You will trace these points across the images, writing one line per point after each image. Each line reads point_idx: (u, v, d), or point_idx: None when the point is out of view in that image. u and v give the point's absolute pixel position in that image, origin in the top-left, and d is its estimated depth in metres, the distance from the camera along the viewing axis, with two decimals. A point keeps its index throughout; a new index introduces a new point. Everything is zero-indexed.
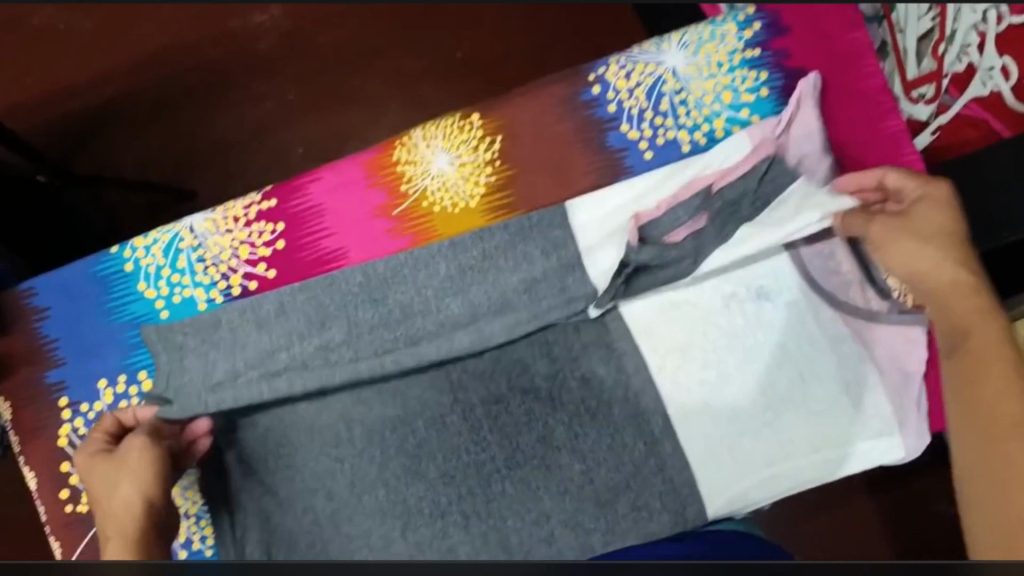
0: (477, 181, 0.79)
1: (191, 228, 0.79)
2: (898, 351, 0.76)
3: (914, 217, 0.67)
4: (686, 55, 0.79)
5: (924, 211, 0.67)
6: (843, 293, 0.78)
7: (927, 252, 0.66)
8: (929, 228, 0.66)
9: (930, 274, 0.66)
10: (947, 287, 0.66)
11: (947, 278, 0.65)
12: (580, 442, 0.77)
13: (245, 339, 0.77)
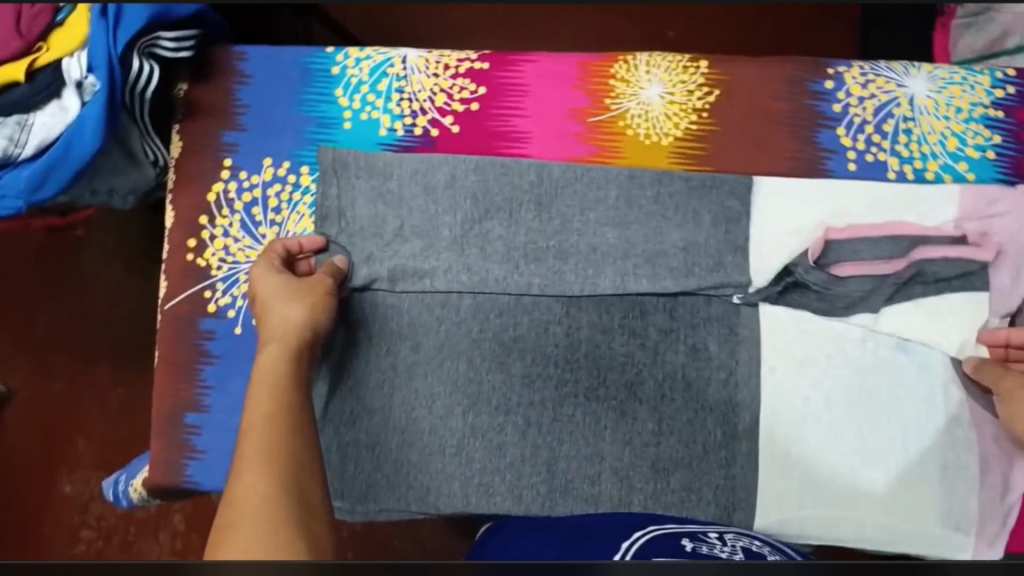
0: (677, 123, 0.78)
1: (403, 60, 0.81)
2: (1008, 456, 0.74)
3: None
4: (930, 88, 0.77)
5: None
6: (982, 379, 0.75)
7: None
8: None
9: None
10: None
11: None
12: (663, 405, 0.76)
13: (408, 188, 0.79)
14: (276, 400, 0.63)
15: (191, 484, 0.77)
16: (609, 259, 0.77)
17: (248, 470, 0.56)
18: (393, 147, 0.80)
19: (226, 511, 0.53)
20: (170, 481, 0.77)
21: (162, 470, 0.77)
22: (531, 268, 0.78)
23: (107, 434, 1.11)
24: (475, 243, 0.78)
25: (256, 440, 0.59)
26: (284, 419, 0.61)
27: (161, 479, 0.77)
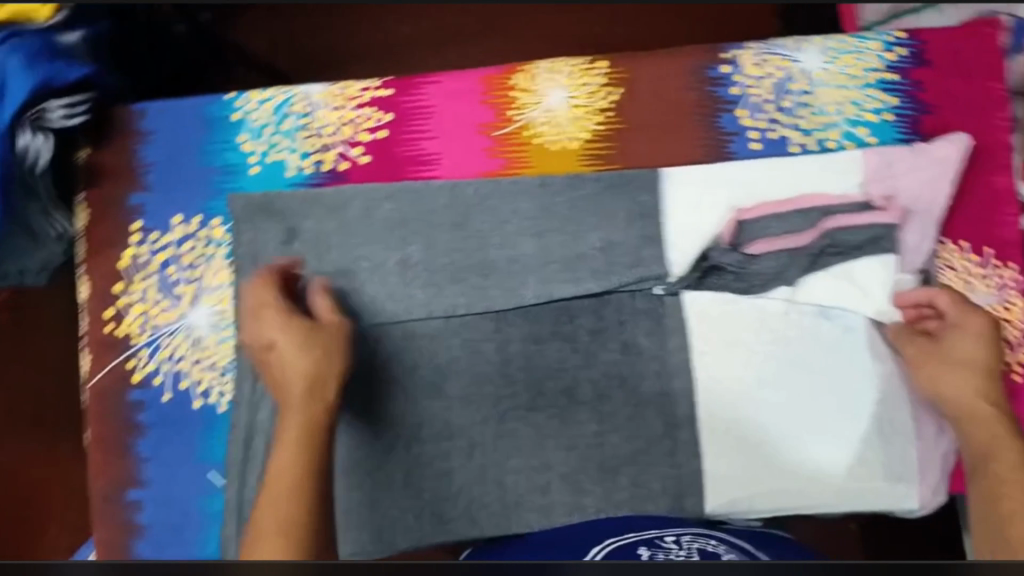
0: (584, 126, 0.78)
1: (306, 96, 0.80)
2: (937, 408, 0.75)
3: (950, 341, 0.73)
4: (823, 60, 0.77)
5: (962, 340, 0.73)
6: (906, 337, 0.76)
7: (962, 374, 0.71)
8: (960, 351, 0.72)
9: (959, 392, 0.71)
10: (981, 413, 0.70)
11: (974, 402, 0.70)
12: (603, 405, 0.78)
13: (322, 233, 0.78)
14: (270, 480, 0.67)
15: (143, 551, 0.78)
16: (529, 272, 0.77)
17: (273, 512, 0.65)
18: (303, 186, 0.79)
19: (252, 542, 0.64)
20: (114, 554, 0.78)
21: (108, 541, 0.79)
22: (454, 294, 0.78)
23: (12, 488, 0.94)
24: (396, 271, 0.78)
25: (266, 520, 0.64)
26: (289, 520, 0.64)
27: (105, 553, 0.78)
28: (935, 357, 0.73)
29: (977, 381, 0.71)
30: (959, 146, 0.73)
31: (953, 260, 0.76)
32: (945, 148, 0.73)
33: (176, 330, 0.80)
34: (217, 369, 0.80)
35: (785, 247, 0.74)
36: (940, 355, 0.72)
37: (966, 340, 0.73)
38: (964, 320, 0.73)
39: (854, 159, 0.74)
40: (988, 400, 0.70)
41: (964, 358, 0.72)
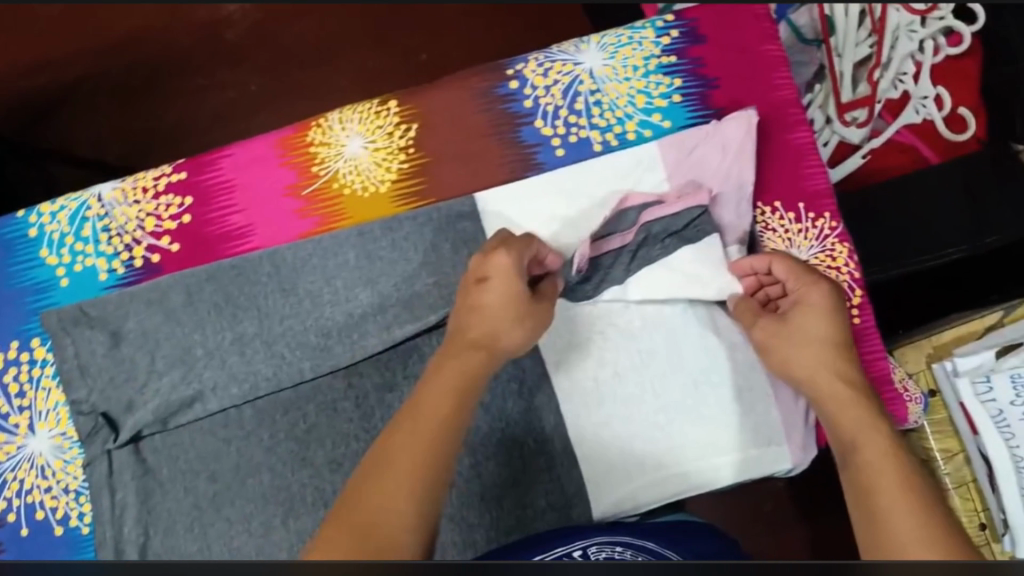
0: (388, 167, 0.78)
1: (98, 197, 0.78)
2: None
3: (795, 320, 0.71)
4: (604, 57, 0.79)
5: (809, 319, 0.71)
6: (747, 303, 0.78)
7: (814, 352, 0.69)
8: (812, 327, 0.70)
9: (813, 372, 0.69)
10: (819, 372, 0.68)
11: (829, 384, 0.67)
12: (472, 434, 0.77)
13: (150, 331, 0.76)
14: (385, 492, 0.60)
15: None
16: (368, 321, 0.76)
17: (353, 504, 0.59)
18: (119, 287, 0.77)
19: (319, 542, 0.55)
20: None
21: None
22: (300, 359, 0.76)
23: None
24: (235, 350, 0.76)
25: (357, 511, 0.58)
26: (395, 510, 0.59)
27: None
28: (780, 337, 0.71)
29: (829, 357, 0.69)
30: (746, 121, 0.76)
31: (771, 222, 0.78)
32: (733, 126, 0.76)
33: (17, 464, 0.76)
34: (70, 492, 0.76)
35: (608, 248, 0.76)
36: (786, 333, 0.71)
37: (813, 320, 0.71)
38: (806, 297, 0.72)
39: (652, 150, 0.77)
40: (842, 378, 0.68)
41: (808, 334, 0.70)
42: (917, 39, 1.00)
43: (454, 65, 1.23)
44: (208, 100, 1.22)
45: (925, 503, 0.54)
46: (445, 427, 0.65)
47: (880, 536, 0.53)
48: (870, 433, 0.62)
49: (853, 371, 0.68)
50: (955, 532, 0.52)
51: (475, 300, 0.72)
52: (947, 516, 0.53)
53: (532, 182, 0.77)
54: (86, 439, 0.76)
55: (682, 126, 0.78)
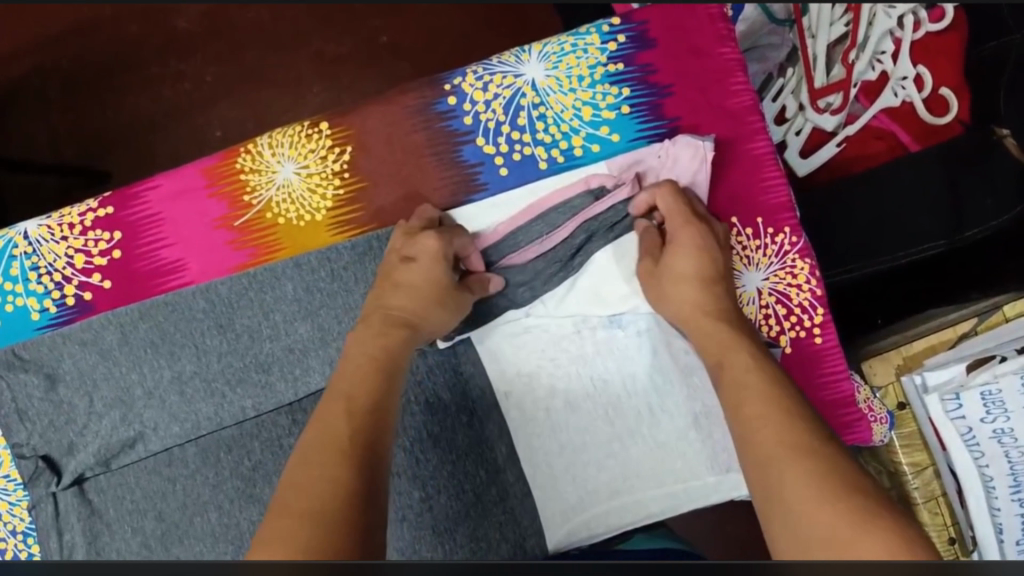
0: (324, 193, 0.75)
1: (25, 235, 0.75)
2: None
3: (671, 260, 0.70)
4: (546, 67, 0.75)
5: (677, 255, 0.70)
6: None
7: (683, 290, 0.69)
8: (684, 264, 0.69)
9: (679, 310, 0.69)
10: (690, 310, 0.69)
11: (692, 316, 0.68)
12: (422, 464, 0.74)
13: (87, 372, 0.74)
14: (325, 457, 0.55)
15: None
16: (311, 355, 0.75)
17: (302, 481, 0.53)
18: (52, 328, 0.75)
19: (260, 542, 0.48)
20: None
21: None
22: (242, 399, 0.74)
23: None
24: (174, 389, 0.74)
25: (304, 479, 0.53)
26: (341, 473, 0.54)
27: None
28: (656, 279, 0.71)
29: (692, 296, 0.69)
30: (700, 154, 0.72)
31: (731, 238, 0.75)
32: (680, 152, 0.72)
33: None
34: (18, 533, 0.75)
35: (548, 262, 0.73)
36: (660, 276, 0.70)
37: (685, 262, 0.69)
38: (676, 234, 0.70)
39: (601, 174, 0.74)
40: (706, 313, 0.68)
41: (677, 275, 0.69)
42: (896, 15, 0.94)
43: (415, 59, 1.16)
44: (163, 92, 1.16)
45: (793, 420, 0.56)
46: (382, 402, 0.62)
47: (755, 457, 0.54)
48: (734, 356, 0.63)
49: (717, 303, 0.69)
50: (814, 443, 0.53)
51: (395, 282, 0.71)
52: (817, 434, 0.54)
53: (483, 211, 0.75)
54: (29, 482, 0.74)
55: (630, 139, 0.75)
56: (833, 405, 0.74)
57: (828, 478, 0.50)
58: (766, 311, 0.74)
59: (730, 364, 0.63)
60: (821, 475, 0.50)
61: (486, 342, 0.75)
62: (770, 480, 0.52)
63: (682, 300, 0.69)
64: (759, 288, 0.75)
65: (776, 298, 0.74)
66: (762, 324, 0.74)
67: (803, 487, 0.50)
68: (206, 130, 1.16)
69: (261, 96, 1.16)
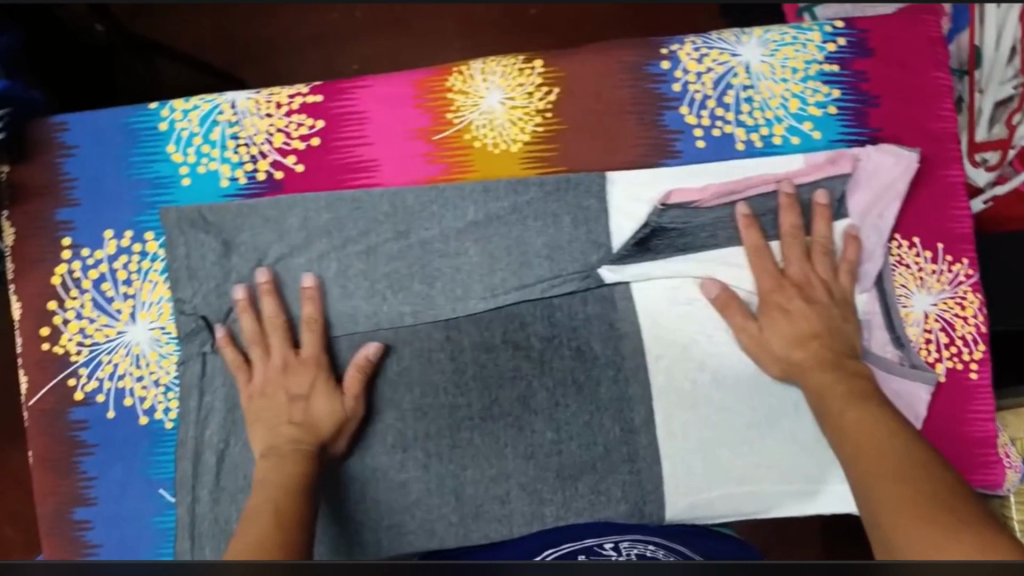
0: (523, 128, 0.77)
1: (232, 104, 0.77)
2: (905, 404, 0.74)
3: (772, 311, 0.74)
4: (764, 53, 0.76)
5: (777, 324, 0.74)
6: (880, 347, 0.75)
7: (778, 329, 0.74)
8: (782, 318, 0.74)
9: (775, 346, 0.74)
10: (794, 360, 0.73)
11: (791, 356, 0.73)
12: (424, 454, 0.77)
13: (263, 247, 0.76)
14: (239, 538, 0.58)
15: (91, 547, 0.75)
16: (476, 282, 0.76)
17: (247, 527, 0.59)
18: (239, 198, 0.77)
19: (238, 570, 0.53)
20: (61, 531, 0.75)
21: (50, 521, 0.75)
22: (401, 307, 0.76)
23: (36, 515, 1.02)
24: (339, 282, 0.76)
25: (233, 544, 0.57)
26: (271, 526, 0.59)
27: (50, 530, 0.75)
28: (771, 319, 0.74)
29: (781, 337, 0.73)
30: (903, 162, 0.74)
31: (906, 258, 0.76)
32: (879, 158, 0.74)
33: (116, 347, 0.76)
34: (160, 385, 0.76)
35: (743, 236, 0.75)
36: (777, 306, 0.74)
37: (784, 323, 0.74)
38: (793, 270, 0.75)
39: (796, 169, 0.75)
40: (846, 385, 0.71)
41: (763, 342, 0.74)
42: None
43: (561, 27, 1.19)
44: (315, 17, 1.20)
45: (911, 470, 0.62)
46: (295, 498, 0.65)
47: (873, 513, 0.60)
48: (853, 411, 0.69)
49: (841, 348, 0.73)
50: (908, 472, 0.62)
51: (305, 406, 0.73)
52: (925, 479, 0.61)
53: (674, 177, 0.75)
54: (183, 339, 0.76)
55: (830, 139, 0.76)
56: (980, 436, 0.74)
57: (927, 510, 0.56)
58: (928, 336, 0.75)
59: (846, 411, 0.69)
60: (927, 517, 0.56)
61: (648, 306, 0.76)
62: (886, 526, 0.58)
63: (797, 337, 0.73)
64: (926, 312, 0.75)
65: (941, 325, 0.75)
66: (922, 347, 0.75)
67: (911, 524, 0.56)
68: (342, 66, 1.21)
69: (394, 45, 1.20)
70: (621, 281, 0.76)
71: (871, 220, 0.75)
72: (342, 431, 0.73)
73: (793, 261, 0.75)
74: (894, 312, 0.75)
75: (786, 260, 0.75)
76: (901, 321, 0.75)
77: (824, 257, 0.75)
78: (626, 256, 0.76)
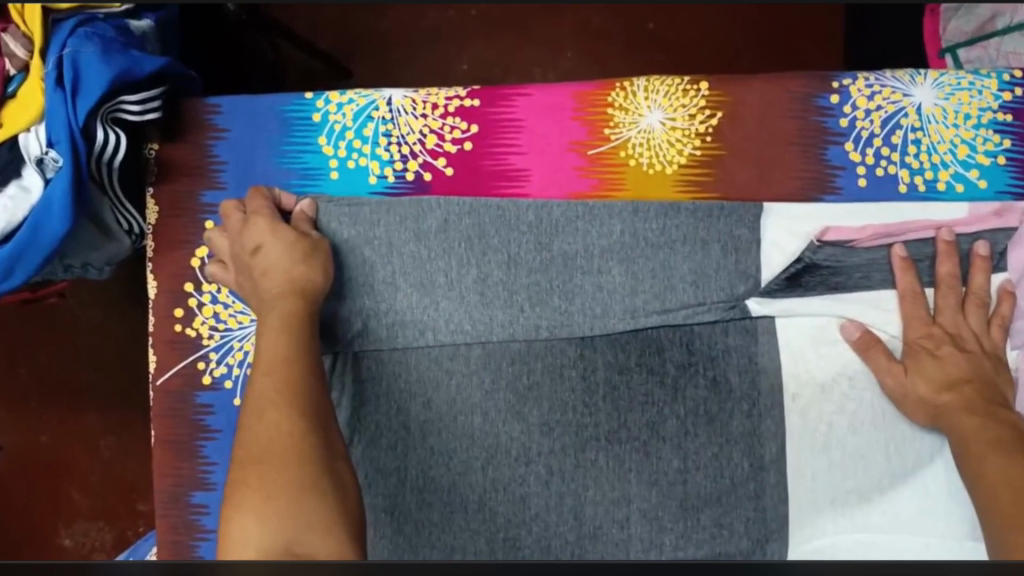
0: (681, 149, 0.77)
1: (389, 101, 0.78)
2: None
3: (921, 361, 0.72)
4: (938, 96, 0.76)
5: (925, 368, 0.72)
6: None
7: (926, 377, 0.71)
8: (931, 367, 0.71)
9: (921, 394, 0.71)
10: (938, 409, 0.71)
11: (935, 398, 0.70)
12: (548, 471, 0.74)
13: (402, 247, 0.75)
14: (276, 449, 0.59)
15: (204, 534, 0.75)
16: (617, 302, 0.75)
17: (265, 381, 0.63)
18: (386, 194, 0.77)
19: (249, 440, 0.60)
20: (175, 514, 0.75)
21: (166, 503, 0.75)
22: (538, 321, 0.75)
23: (101, 483, 1.08)
24: (477, 289, 0.75)
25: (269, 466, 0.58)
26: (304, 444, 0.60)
27: (165, 512, 0.75)
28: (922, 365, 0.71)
29: (926, 386, 0.71)
30: None
31: None
32: None
33: (246, 336, 0.75)
34: None
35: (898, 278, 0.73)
36: (930, 353, 0.72)
37: (934, 367, 0.71)
38: (946, 318, 0.73)
39: (959, 218, 0.74)
40: (993, 438, 0.68)
41: (909, 388, 0.71)
42: None
43: (685, 46, 1.15)
44: None
45: None
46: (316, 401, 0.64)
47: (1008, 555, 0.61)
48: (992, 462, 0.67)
49: (987, 397, 0.70)
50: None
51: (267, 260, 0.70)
52: None
53: (830, 215, 0.74)
54: None
55: (997, 190, 0.75)
56: None
57: None
58: None
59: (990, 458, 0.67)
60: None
61: (791, 341, 0.74)
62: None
63: (941, 380, 0.71)
64: None
65: None
66: None
67: None
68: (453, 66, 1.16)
69: (511, 58, 1.15)
70: (765, 314, 0.74)
71: None
72: (313, 260, 0.71)
73: (946, 310, 0.73)
74: None
75: (939, 306, 0.73)
76: None
77: (977, 309, 0.73)
78: (774, 290, 0.74)
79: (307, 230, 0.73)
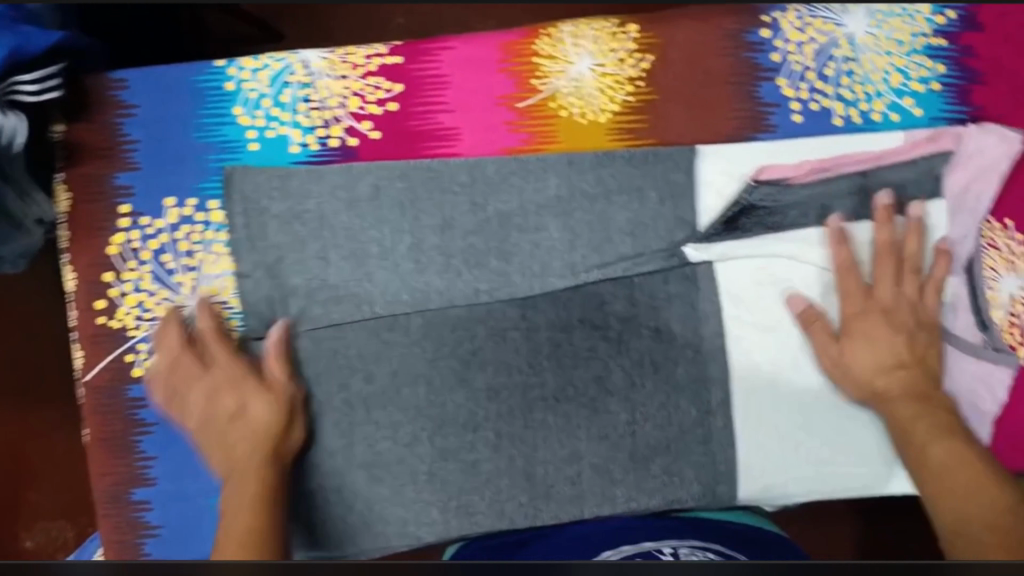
0: (613, 96, 0.74)
1: (305, 64, 0.74)
2: (984, 387, 0.73)
3: (854, 328, 0.72)
4: (870, 24, 0.75)
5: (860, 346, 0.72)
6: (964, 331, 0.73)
7: (863, 349, 0.72)
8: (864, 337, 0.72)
9: (861, 366, 0.71)
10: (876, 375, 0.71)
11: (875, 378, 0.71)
12: (497, 435, 0.73)
13: (330, 218, 0.73)
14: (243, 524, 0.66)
15: (151, 528, 0.73)
16: (556, 259, 0.73)
17: (237, 501, 0.69)
18: (309, 163, 0.74)
19: (228, 520, 0.68)
20: (118, 509, 0.73)
21: (107, 499, 0.73)
22: (477, 284, 0.73)
23: None
24: (412, 256, 0.73)
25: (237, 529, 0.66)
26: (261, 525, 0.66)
27: (107, 508, 0.73)
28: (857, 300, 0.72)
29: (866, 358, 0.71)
30: (1009, 143, 0.73)
31: (996, 239, 0.74)
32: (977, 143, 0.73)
33: (176, 322, 0.73)
34: None
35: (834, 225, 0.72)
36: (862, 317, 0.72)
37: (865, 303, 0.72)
38: (880, 250, 0.72)
39: (894, 147, 0.73)
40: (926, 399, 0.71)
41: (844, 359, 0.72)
42: None
43: None
44: None
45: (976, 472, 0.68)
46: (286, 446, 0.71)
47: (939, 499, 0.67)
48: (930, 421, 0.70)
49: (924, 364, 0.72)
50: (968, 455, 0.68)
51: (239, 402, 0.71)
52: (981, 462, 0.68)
53: (763, 155, 0.73)
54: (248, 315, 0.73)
55: (931, 116, 0.74)
56: None
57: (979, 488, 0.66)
58: (1013, 319, 0.74)
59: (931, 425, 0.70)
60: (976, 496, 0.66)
61: (732, 285, 0.73)
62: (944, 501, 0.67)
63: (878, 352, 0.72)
64: (1012, 295, 0.74)
65: None
66: (1005, 330, 0.74)
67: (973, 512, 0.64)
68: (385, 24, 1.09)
69: None
70: (705, 260, 0.73)
71: (965, 201, 0.73)
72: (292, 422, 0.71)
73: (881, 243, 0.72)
74: (980, 294, 0.74)
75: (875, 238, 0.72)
76: (987, 304, 0.74)
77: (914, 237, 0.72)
78: (712, 235, 0.73)
79: (281, 377, 0.72)
